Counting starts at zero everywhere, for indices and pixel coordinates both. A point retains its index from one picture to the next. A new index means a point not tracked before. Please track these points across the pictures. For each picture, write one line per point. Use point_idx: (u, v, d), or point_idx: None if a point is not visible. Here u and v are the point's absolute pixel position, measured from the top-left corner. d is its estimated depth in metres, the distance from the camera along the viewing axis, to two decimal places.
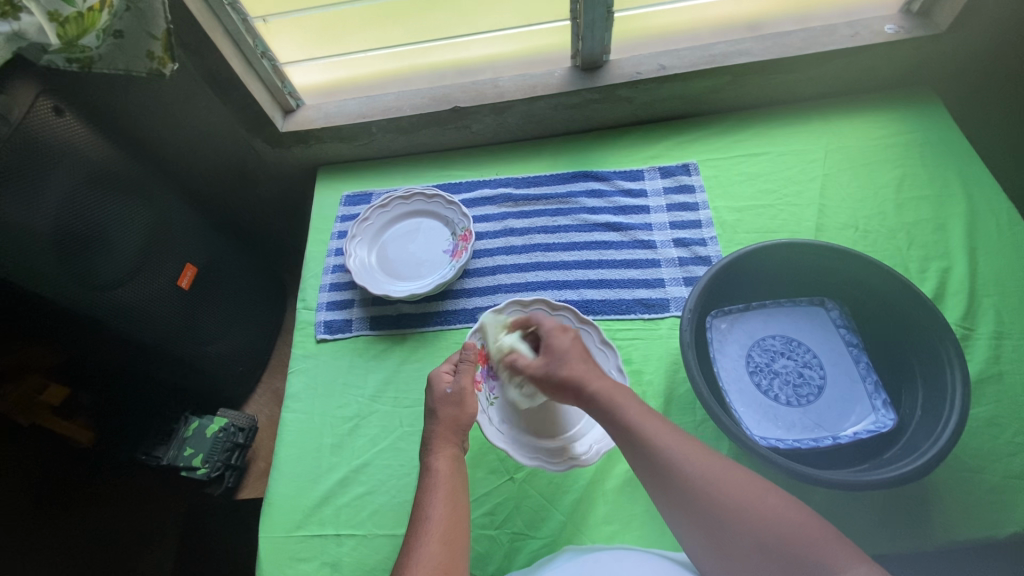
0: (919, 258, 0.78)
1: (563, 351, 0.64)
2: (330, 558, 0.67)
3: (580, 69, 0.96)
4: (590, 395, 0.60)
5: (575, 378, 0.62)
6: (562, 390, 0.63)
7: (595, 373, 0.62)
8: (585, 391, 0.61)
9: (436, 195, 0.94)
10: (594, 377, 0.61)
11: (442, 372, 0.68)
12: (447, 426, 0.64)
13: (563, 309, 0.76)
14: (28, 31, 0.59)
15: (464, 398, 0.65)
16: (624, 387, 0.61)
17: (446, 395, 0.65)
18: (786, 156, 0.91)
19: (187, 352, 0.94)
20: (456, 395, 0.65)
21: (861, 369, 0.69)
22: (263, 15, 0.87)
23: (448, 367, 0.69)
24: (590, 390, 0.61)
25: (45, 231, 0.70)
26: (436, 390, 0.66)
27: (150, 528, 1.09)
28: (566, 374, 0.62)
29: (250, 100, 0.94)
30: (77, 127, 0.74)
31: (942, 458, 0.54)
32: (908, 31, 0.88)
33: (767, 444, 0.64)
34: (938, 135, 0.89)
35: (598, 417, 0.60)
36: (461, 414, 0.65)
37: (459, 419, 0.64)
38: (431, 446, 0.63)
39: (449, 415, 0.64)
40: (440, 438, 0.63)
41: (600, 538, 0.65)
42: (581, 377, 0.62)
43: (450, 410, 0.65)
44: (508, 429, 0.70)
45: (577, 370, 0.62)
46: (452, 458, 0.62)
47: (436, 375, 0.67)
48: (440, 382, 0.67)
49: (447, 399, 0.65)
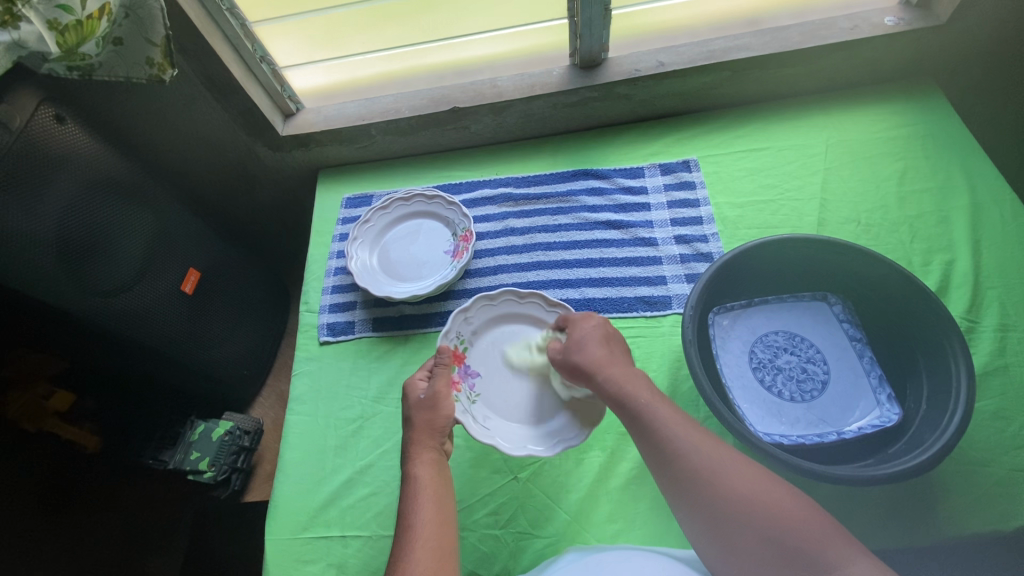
0: (921, 251, 0.78)
1: (586, 338, 0.66)
2: (335, 560, 0.67)
3: (578, 68, 0.96)
4: (601, 379, 0.62)
5: (591, 366, 0.63)
6: (576, 372, 0.65)
7: (610, 360, 0.63)
8: (597, 377, 0.62)
9: (436, 195, 0.94)
10: (606, 365, 0.63)
11: (417, 379, 0.68)
12: (424, 431, 0.64)
13: (532, 295, 0.77)
14: (28, 40, 0.59)
15: (439, 402, 0.65)
16: (637, 372, 0.62)
17: (420, 401, 0.66)
18: (786, 151, 0.91)
19: (192, 357, 0.95)
20: (429, 400, 0.65)
21: (865, 363, 0.69)
22: (262, 20, 0.88)
23: (422, 374, 0.69)
24: (600, 373, 0.62)
25: (49, 238, 0.70)
26: (410, 397, 0.67)
27: (161, 533, 1.10)
28: (579, 361, 0.65)
29: (250, 104, 0.94)
30: (78, 134, 0.75)
31: (948, 453, 0.54)
32: (909, 23, 0.87)
33: (770, 440, 0.64)
34: (939, 127, 0.88)
35: (610, 400, 0.61)
36: (437, 417, 0.64)
37: (436, 423, 0.64)
38: (410, 453, 0.63)
39: (425, 420, 0.64)
40: (418, 444, 0.63)
41: (605, 537, 0.64)
42: (593, 364, 0.63)
43: (425, 415, 0.65)
44: (495, 423, 0.71)
45: (593, 358, 0.64)
46: (432, 462, 0.62)
47: (410, 383, 0.68)
48: (415, 389, 0.67)
49: (421, 404, 0.65)
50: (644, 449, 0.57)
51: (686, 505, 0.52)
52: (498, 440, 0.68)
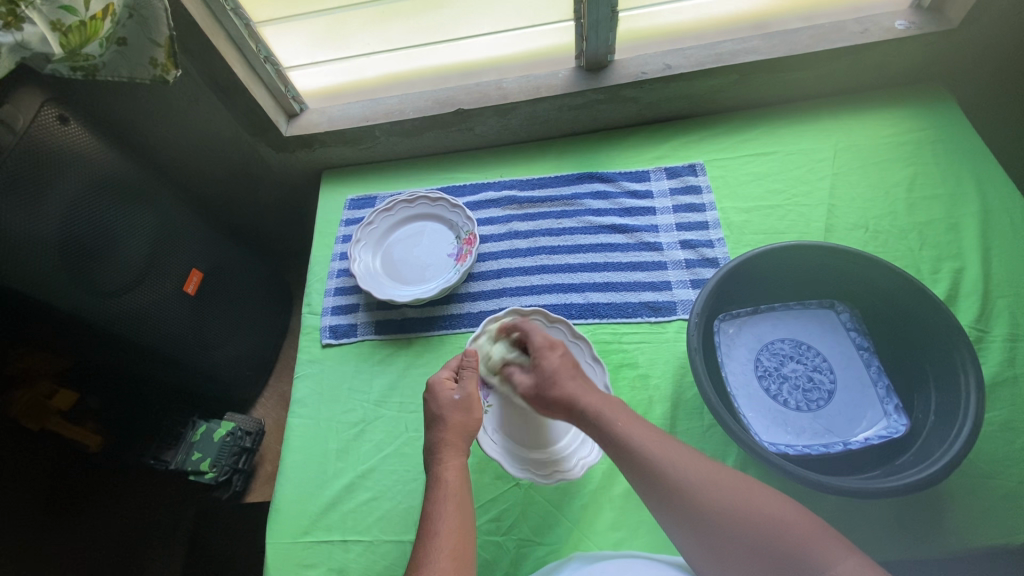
0: (930, 259, 0.77)
1: (557, 369, 0.63)
2: (337, 564, 0.67)
3: (584, 70, 0.95)
4: (584, 411, 0.59)
5: (573, 397, 0.60)
6: (554, 408, 0.62)
7: (586, 390, 0.61)
8: (578, 411, 0.60)
9: (440, 198, 0.93)
10: (587, 394, 0.60)
11: (445, 379, 0.67)
12: (457, 433, 0.63)
13: (582, 338, 0.74)
14: (31, 41, 0.59)
15: (472, 405, 0.65)
16: (617, 402, 0.60)
17: (455, 403, 0.65)
18: (793, 156, 0.90)
19: (190, 357, 0.94)
20: (463, 402, 0.65)
21: (872, 373, 0.68)
22: (266, 20, 0.87)
23: (449, 374, 0.68)
24: (581, 405, 0.60)
25: (49, 239, 0.70)
26: (441, 398, 0.65)
27: (156, 536, 1.10)
28: (558, 393, 0.61)
29: (253, 104, 0.94)
30: (82, 135, 0.74)
31: (956, 466, 0.53)
32: (919, 27, 0.86)
33: (776, 451, 0.63)
34: (948, 132, 0.87)
35: (589, 430, 0.59)
36: (471, 421, 0.64)
37: (468, 426, 0.64)
38: (441, 455, 0.62)
39: (458, 422, 0.64)
40: (452, 447, 0.62)
41: (607, 545, 0.64)
42: (574, 396, 0.60)
43: (458, 417, 0.64)
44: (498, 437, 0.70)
45: (571, 388, 0.61)
46: (461, 468, 0.61)
47: (439, 382, 0.66)
48: (445, 390, 0.66)
49: (455, 406, 0.65)
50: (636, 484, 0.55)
51: (682, 526, 0.51)
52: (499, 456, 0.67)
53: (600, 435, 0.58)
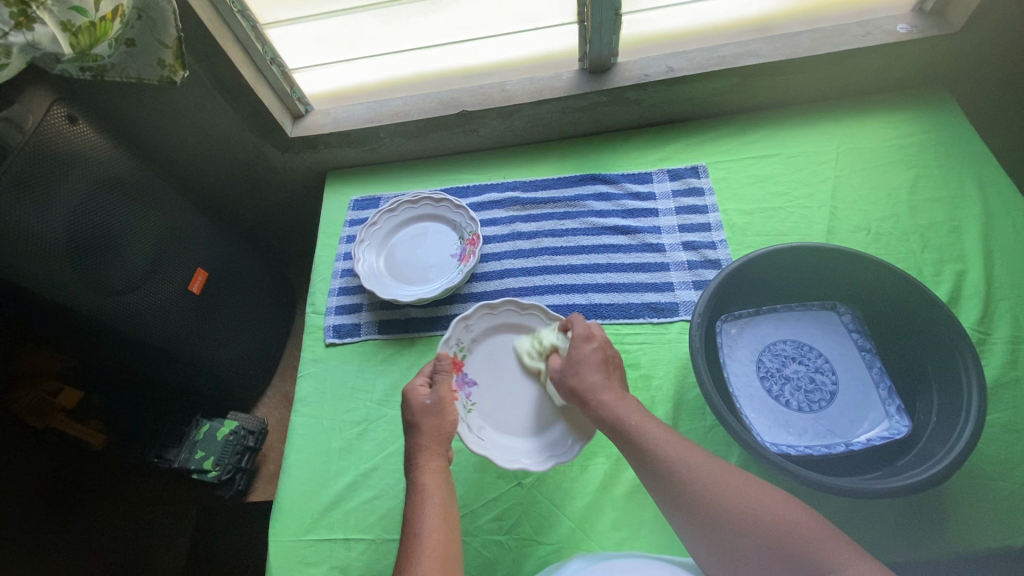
0: (933, 261, 0.77)
1: (584, 361, 0.64)
2: (339, 562, 0.67)
3: (587, 72, 0.96)
4: (596, 405, 0.61)
5: (590, 390, 0.62)
6: (569, 398, 0.65)
7: (606, 386, 0.62)
8: (590, 404, 0.62)
9: (444, 199, 0.94)
10: (604, 390, 0.62)
11: (418, 386, 0.67)
12: (431, 437, 0.63)
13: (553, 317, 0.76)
14: (42, 41, 0.60)
15: (445, 408, 0.65)
16: (631, 398, 0.62)
17: (426, 407, 0.65)
18: (796, 158, 0.91)
19: (194, 357, 0.94)
20: (436, 406, 0.65)
21: (874, 374, 0.68)
22: (272, 22, 0.88)
23: (423, 380, 0.68)
24: (597, 399, 0.61)
25: (58, 238, 0.70)
26: (414, 403, 0.66)
27: (162, 534, 1.11)
28: (577, 387, 0.63)
29: (260, 105, 0.94)
30: (90, 135, 0.75)
31: (959, 467, 0.53)
32: (922, 30, 0.87)
33: (778, 451, 0.63)
34: (949, 135, 0.87)
35: (603, 425, 0.60)
36: (444, 423, 0.64)
37: (442, 428, 0.64)
38: (417, 460, 0.62)
39: (431, 426, 0.64)
40: (427, 450, 0.62)
41: (608, 545, 0.64)
42: (590, 390, 0.62)
43: (431, 421, 0.64)
44: (489, 434, 0.70)
45: (589, 383, 0.63)
46: (439, 470, 0.61)
47: (411, 390, 0.67)
48: (418, 396, 0.66)
49: (427, 411, 0.65)
50: (651, 486, 0.55)
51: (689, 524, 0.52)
52: (492, 452, 0.67)
53: (614, 432, 0.59)
